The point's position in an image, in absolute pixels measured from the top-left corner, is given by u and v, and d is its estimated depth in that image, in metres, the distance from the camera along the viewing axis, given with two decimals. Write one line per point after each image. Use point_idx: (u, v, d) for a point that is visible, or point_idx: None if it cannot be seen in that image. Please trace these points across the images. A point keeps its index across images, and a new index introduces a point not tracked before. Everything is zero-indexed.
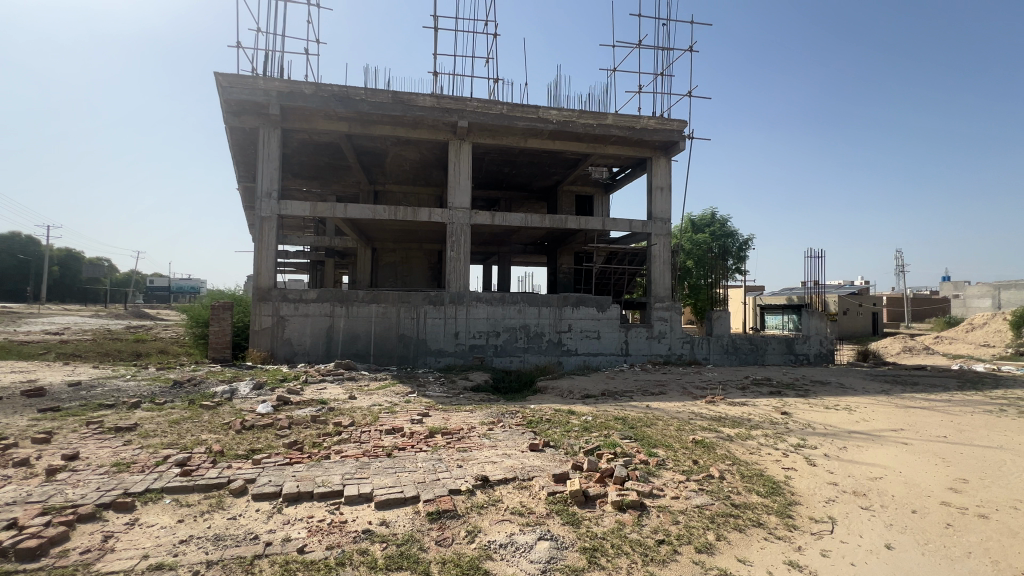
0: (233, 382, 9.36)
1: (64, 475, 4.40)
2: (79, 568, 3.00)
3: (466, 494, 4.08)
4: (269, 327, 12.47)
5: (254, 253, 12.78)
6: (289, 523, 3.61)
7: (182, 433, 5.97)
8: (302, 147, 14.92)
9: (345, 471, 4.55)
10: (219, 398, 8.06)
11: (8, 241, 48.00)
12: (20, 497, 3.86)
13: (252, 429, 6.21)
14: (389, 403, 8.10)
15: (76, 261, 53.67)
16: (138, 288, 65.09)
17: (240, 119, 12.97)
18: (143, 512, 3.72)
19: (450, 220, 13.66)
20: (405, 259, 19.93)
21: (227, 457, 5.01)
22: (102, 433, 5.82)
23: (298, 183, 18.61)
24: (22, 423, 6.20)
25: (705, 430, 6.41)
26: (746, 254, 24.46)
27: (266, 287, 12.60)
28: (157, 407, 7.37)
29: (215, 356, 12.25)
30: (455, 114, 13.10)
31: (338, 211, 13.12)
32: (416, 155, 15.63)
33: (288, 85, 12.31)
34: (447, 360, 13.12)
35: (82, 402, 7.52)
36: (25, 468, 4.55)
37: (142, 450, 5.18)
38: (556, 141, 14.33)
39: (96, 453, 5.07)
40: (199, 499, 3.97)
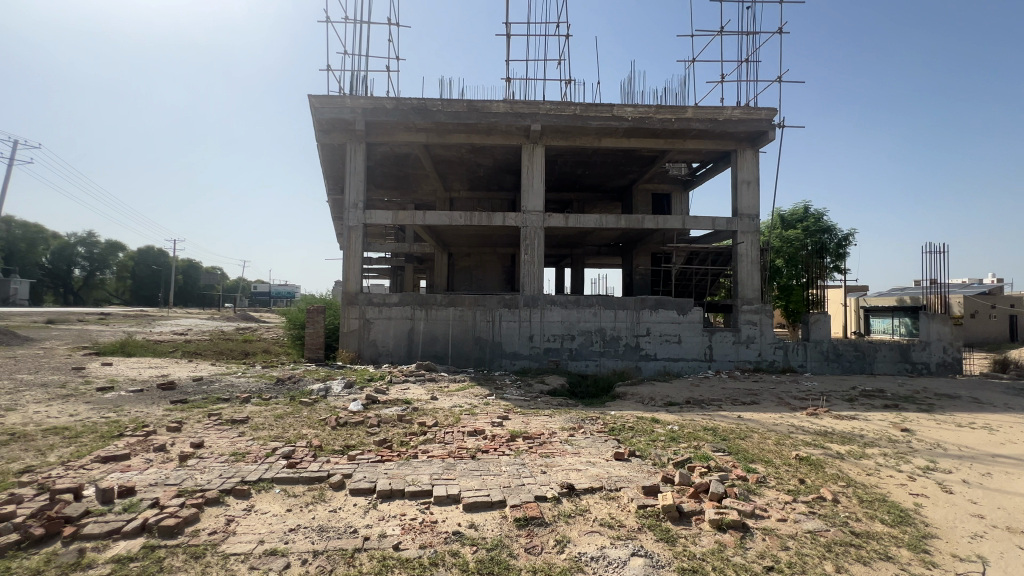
0: (327, 380, 10.07)
1: (193, 461, 4.94)
2: (208, 548, 3.32)
3: (553, 501, 4.02)
4: (356, 329, 13.27)
5: (342, 260, 13.65)
6: (383, 519, 3.76)
7: (285, 427, 6.50)
8: (384, 159, 15.79)
9: (433, 471, 4.67)
10: (316, 396, 8.68)
11: (143, 254, 55.83)
12: (160, 480, 4.38)
13: (346, 425, 6.64)
14: (469, 405, 8.24)
15: (195, 271, 61.21)
16: (244, 293, 72.89)
17: (329, 136, 13.93)
18: (258, 500, 4.07)
19: (524, 224, 13.70)
20: (479, 263, 20.35)
21: (326, 452, 5.36)
22: (221, 424, 6.50)
23: (380, 194, 19.71)
24: (159, 413, 7.11)
25: (810, 446, 5.81)
26: (846, 251, 22.16)
27: (354, 292, 13.40)
28: (264, 402, 8.09)
29: (311, 356, 13.25)
30: (528, 117, 13.16)
31: (418, 218, 13.70)
32: (489, 161, 15.91)
33: (371, 101, 13.00)
34: (522, 363, 13.17)
35: (204, 396, 8.46)
36: (162, 454, 5.18)
37: (254, 442, 5.70)
38: (631, 138, 13.90)
39: (217, 443, 5.64)
40: (304, 491, 4.27)
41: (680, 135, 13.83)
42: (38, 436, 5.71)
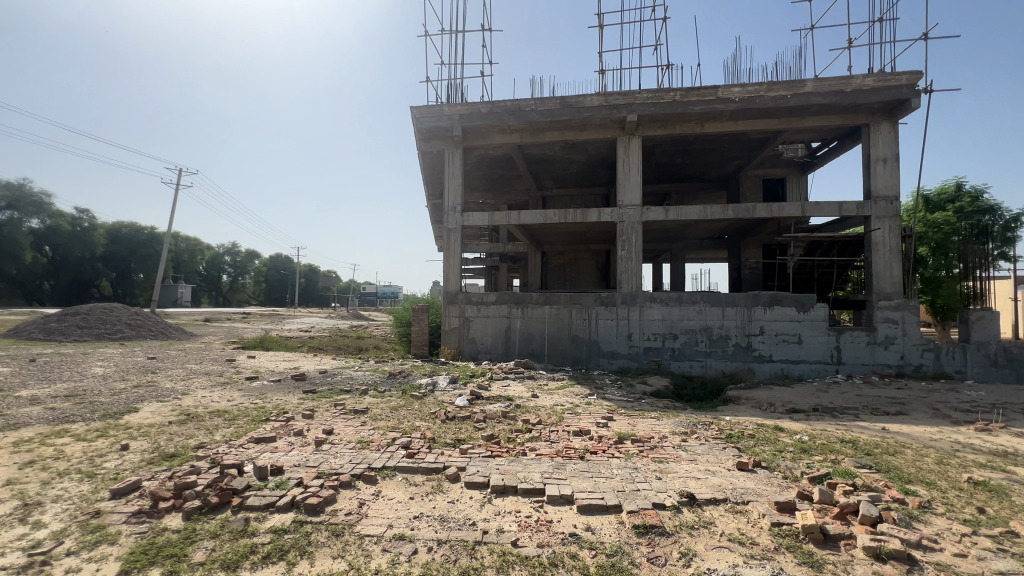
0: (434, 376, 10.62)
1: (327, 446, 5.47)
2: (346, 527, 3.63)
3: (672, 510, 3.80)
4: (457, 327, 13.83)
5: (443, 261, 14.30)
6: (500, 515, 3.82)
7: (401, 418, 6.96)
8: (480, 162, 16.30)
9: (544, 469, 4.67)
10: (424, 390, 9.18)
11: (275, 261, 63.73)
12: (302, 461, 4.91)
13: (454, 419, 6.92)
14: (570, 404, 8.16)
15: (315, 275, 68.51)
16: (355, 294, 80.00)
17: (429, 144, 14.67)
18: (384, 486, 4.38)
19: (620, 219, 13.26)
20: (573, 261, 20.16)
21: (439, 444, 5.63)
22: (346, 413, 7.14)
23: (476, 196, 20.37)
24: (295, 401, 8.02)
25: (985, 469, 4.86)
26: (1014, 235, 18.52)
27: (454, 291, 13.96)
28: (380, 395, 8.74)
29: (417, 352, 14.09)
30: (623, 108, 12.71)
31: (513, 218, 13.90)
32: (583, 157, 15.67)
33: (467, 107, 13.46)
34: (621, 363, 12.77)
35: (330, 387, 9.37)
36: (301, 438, 5.81)
37: (375, 431, 6.17)
38: (738, 121, 12.82)
39: (344, 431, 6.19)
40: (424, 480, 4.51)
41: (797, 112, 12.46)
42: (206, 417, 6.73)
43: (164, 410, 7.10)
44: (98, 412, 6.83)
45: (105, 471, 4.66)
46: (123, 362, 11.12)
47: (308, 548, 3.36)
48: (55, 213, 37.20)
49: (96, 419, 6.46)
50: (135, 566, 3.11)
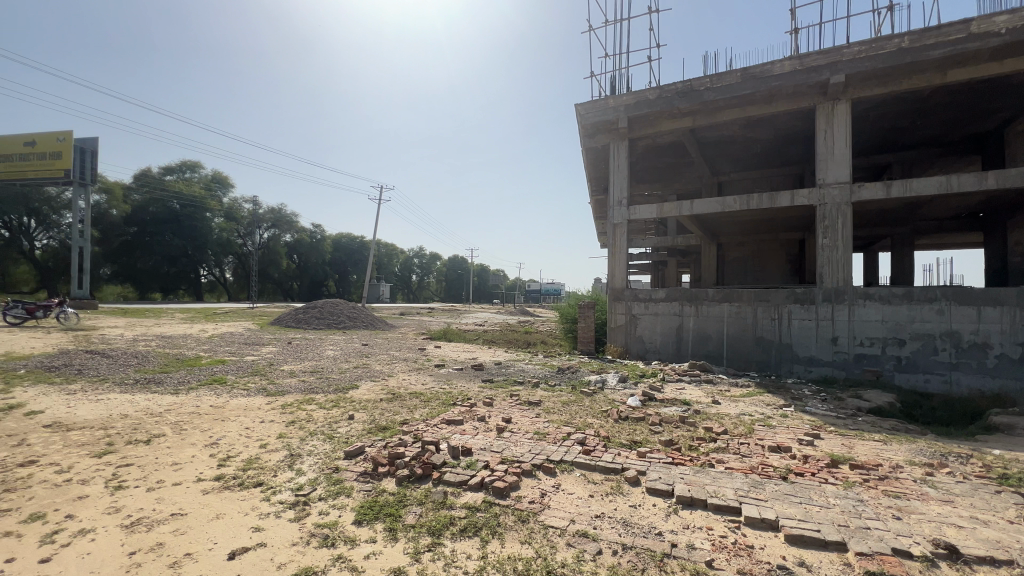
0: (602, 373, 10.49)
1: (507, 434, 5.80)
2: (530, 515, 3.77)
3: (924, 563, 2.99)
4: (623, 325, 13.44)
5: (608, 257, 14.02)
6: (689, 529, 3.52)
7: (573, 414, 7.01)
8: (646, 152, 15.55)
9: (738, 486, 4.16)
10: (594, 387, 9.12)
11: (453, 262, 70.86)
12: (486, 446, 5.28)
13: (627, 420, 6.68)
14: (762, 415, 7.17)
15: (487, 273, 74.27)
16: (521, 291, 84.23)
17: (594, 139, 14.54)
18: (563, 480, 4.43)
19: (820, 201, 11.23)
20: (755, 252, 17.86)
21: (615, 444, 5.48)
22: (521, 404, 7.50)
23: (642, 189, 19.53)
24: (477, 389, 8.74)
25: None
26: None
27: (619, 288, 13.58)
28: (551, 388, 8.97)
29: (584, 349, 14.12)
30: (825, 70, 10.73)
31: (684, 209, 12.90)
32: (769, 133, 13.73)
33: (634, 96, 12.96)
34: (822, 371, 10.80)
35: (505, 378, 9.99)
36: (484, 423, 6.28)
37: (550, 424, 6.32)
38: (1004, 60, 9.70)
39: (521, 421, 6.50)
40: (602, 480, 4.43)
41: None
42: (407, 397, 7.78)
43: (377, 388, 8.45)
44: (332, 386, 8.46)
45: (340, 435, 5.73)
46: (347, 346, 13.67)
47: (498, 528, 3.57)
48: (300, 230, 47.60)
49: (331, 392, 8.01)
50: (365, 517, 3.71)
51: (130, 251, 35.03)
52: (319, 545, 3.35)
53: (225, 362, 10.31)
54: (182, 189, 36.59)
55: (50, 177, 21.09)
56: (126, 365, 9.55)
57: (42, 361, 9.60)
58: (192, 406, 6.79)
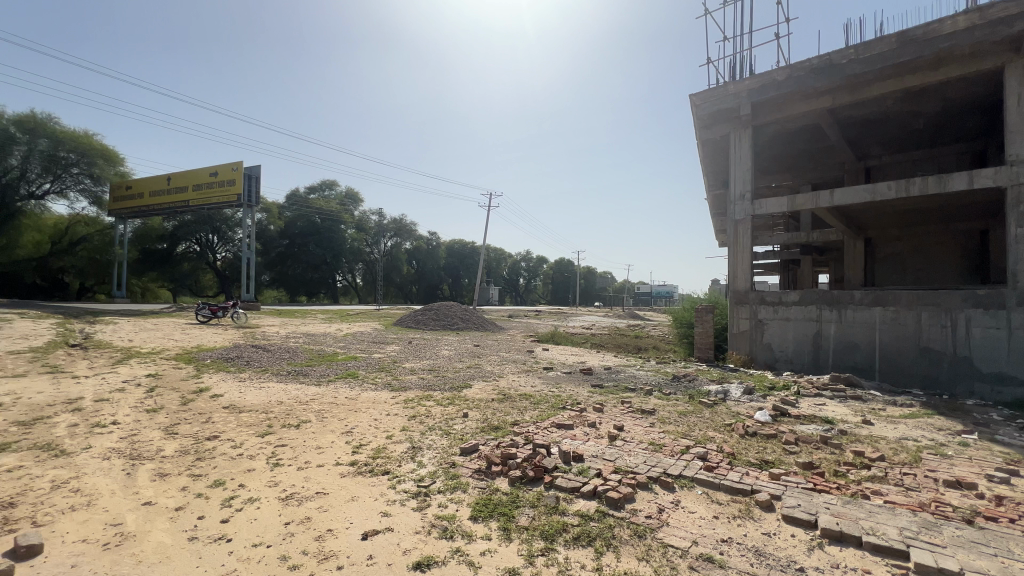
0: (723, 383, 9.65)
1: (619, 442, 5.59)
2: (647, 531, 3.56)
3: None
4: (747, 331, 12.24)
5: (729, 257, 12.87)
6: (839, 569, 3.05)
7: (691, 426, 6.53)
8: (774, 139, 14.03)
9: (904, 526, 3.50)
10: (714, 398, 8.41)
11: (559, 265, 70.81)
12: (598, 453, 5.15)
13: (755, 436, 6.04)
14: (932, 442, 5.98)
15: (594, 276, 73.09)
16: (630, 294, 81.32)
17: (711, 131, 13.50)
18: (683, 496, 4.13)
19: (1012, 181, 9.11)
20: (917, 247, 15.10)
21: (742, 462, 4.98)
22: (633, 412, 7.19)
23: (768, 180, 17.68)
24: (586, 393, 8.59)
25: None
26: None
27: (742, 290, 12.41)
28: (665, 397, 8.47)
29: (701, 356, 13.12)
30: (1018, 20, 8.71)
31: (823, 200, 11.36)
32: (936, 105, 11.51)
33: (759, 79, 11.77)
34: (1017, 392, 8.73)
35: (615, 383, 9.68)
36: (595, 430, 6.13)
37: (666, 435, 5.95)
38: None
39: (634, 429, 6.23)
40: (728, 501, 4.04)
41: None
42: (517, 399, 7.92)
43: (488, 389, 8.73)
44: (448, 384, 8.94)
45: (456, 432, 6.01)
46: (460, 347, 14.40)
47: (613, 541, 3.43)
48: (418, 238, 51.39)
49: (446, 390, 8.46)
50: (480, 514, 3.82)
51: (283, 261, 40.94)
52: (439, 536, 3.53)
53: (356, 359, 11.48)
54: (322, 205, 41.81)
55: (227, 201, 25.54)
56: (280, 358, 11.11)
57: (221, 353, 11.60)
58: (331, 397, 7.66)
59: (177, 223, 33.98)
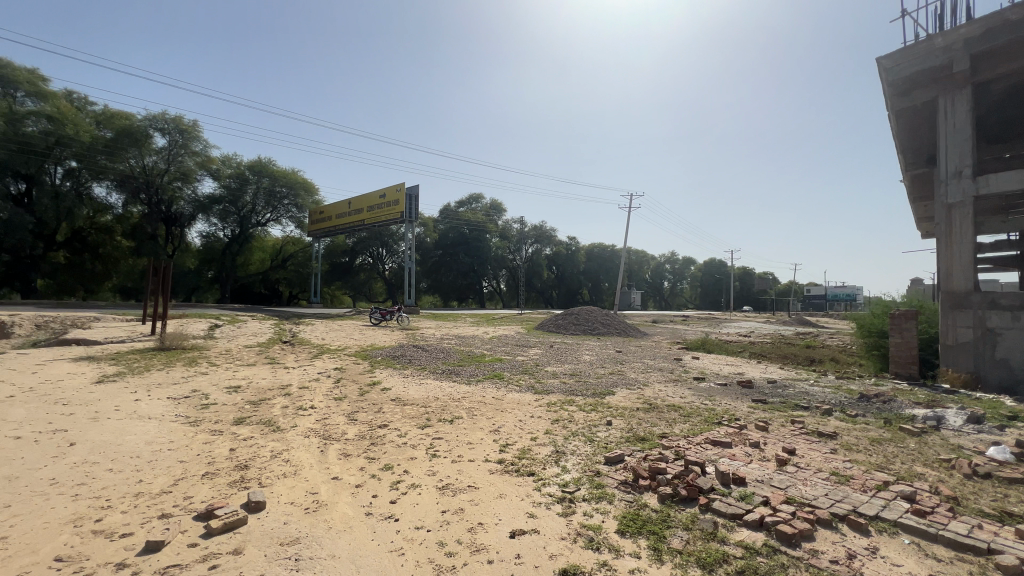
0: (935, 407, 7.74)
1: (791, 469, 4.84)
2: None
3: None
4: (970, 343, 9.66)
5: (939, 250, 10.32)
6: None
7: (890, 457, 5.35)
8: (1006, 97, 10.94)
9: None
10: (922, 425, 6.78)
11: (710, 266, 65.12)
12: (764, 478, 4.52)
13: (990, 478, 4.69)
14: None
15: (750, 277, 65.75)
16: (798, 297, 70.97)
17: (908, 97, 11.06)
18: (883, 544, 3.38)
19: None
20: None
21: (971, 511, 3.89)
22: (807, 434, 6.19)
23: (996, 151, 13.87)
24: (745, 409, 7.67)
25: None
26: None
27: (961, 292, 9.85)
28: (850, 419, 7.12)
29: (898, 372, 10.77)
30: None
31: None
32: None
33: (981, 23, 9.31)
34: None
35: (782, 399, 8.47)
36: (759, 451, 5.42)
37: (854, 465, 4.98)
38: None
39: (809, 455, 5.34)
40: (951, 559, 3.19)
41: None
42: (665, 410, 7.43)
43: (633, 397, 8.37)
44: (590, 390, 8.81)
45: (599, 439, 5.88)
46: (601, 352, 14.14)
47: None
48: (557, 243, 52.09)
49: (588, 396, 8.35)
50: (628, 529, 3.65)
51: (437, 269, 45.23)
52: (586, 545, 3.45)
53: (502, 361, 12.03)
54: (470, 217, 45.16)
55: (393, 218, 29.20)
56: (437, 358, 12.20)
57: (389, 352, 13.24)
58: (479, 396, 8.15)
59: (356, 239, 40.32)
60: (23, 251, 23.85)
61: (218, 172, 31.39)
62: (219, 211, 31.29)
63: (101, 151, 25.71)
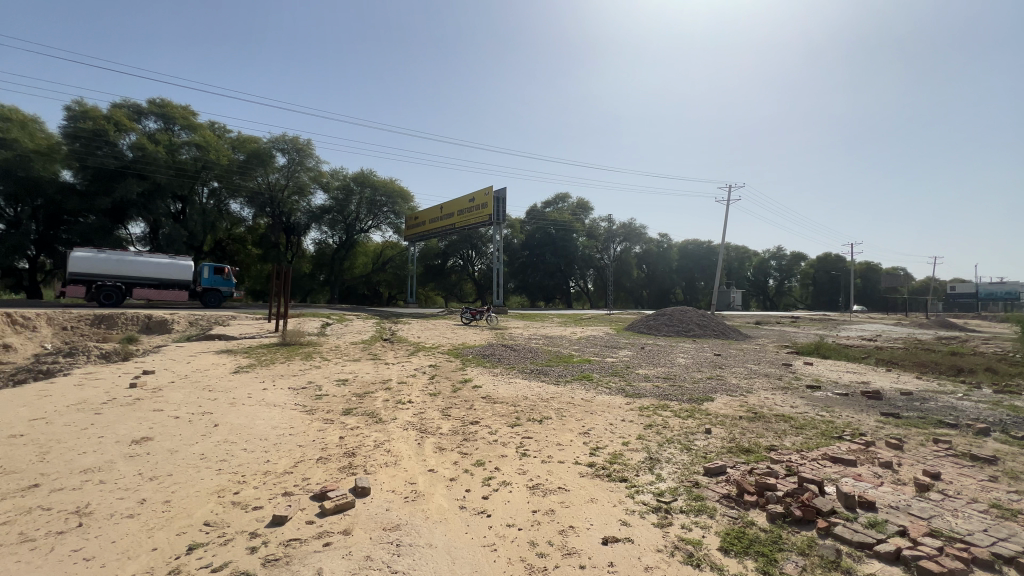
0: None
1: (935, 496, 4.14)
2: None
3: None
4: None
5: None
6: None
7: None
8: None
9: None
10: None
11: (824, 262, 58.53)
12: (899, 505, 3.92)
13: None
14: None
15: (875, 274, 58.09)
16: (938, 296, 61.24)
17: None
18: None
19: None
20: None
21: None
22: (956, 457, 5.26)
23: None
24: (872, 423, 6.74)
25: None
26: None
27: None
28: (1014, 441, 5.93)
29: None
30: None
31: None
32: None
33: None
34: None
35: (920, 414, 7.31)
36: (891, 473, 4.72)
37: (1021, 498, 4.13)
38: None
39: (958, 481, 4.54)
40: None
41: None
42: (773, 419, 6.77)
43: (734, 404, 7.75)
44: (686, 395, 8.33)
45: (697, 448, 5.52)
46: (698, 355, 13.33)
47: None
48: (647, 241, 50.16)
49: (684, 401, 7.90)
50: (732, 547, 3.36)
51: (525, 269, 45.83)
52: (684, 560, 3.25)
53: (590, 362, 11.83)
54: (557, 217, 45.14)
55: (482, 221, 30.07)
56: (525, 358, 12.31)
57: (479, 350, 13.64)
58: (568, 396, 8.08)
59: (447, 242, 42.01)
60: None
61: (327, 184, 34.69)
62: (329, 220, 34.58)
63: (236, 172, 29.65)
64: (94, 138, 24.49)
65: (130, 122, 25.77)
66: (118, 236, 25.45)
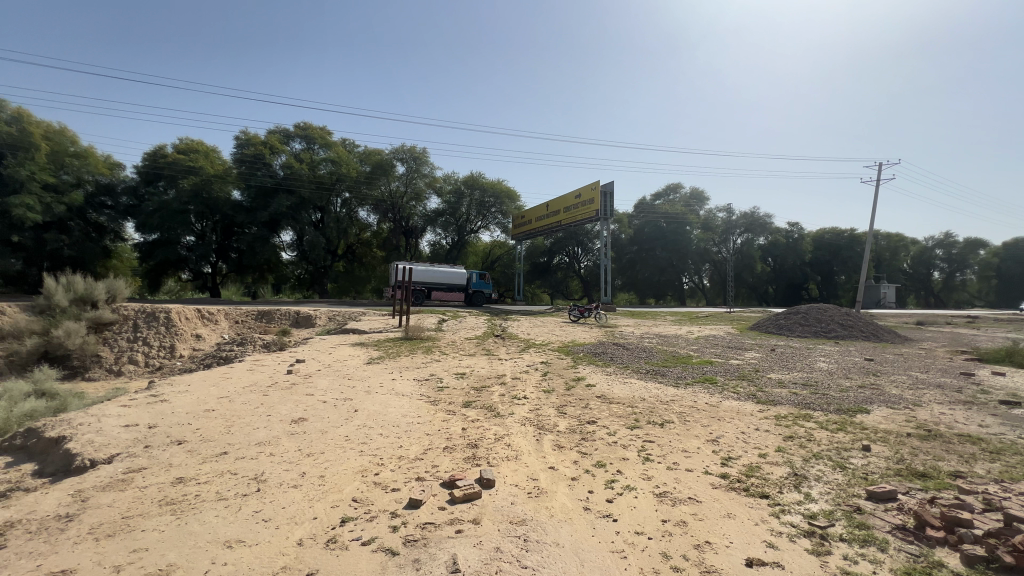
0: None
1: None
2: None
3: None
4: None
5: None
6: None
7: None
8: None
9: None
10: None
11: (1013, 249, 47.88)
12: None
13: None
14: None
15: None
16: None
17: None
18: None
19: None
20: None
21: None
22: None
23: None
24: None
25: None
26: None
27: None
28: None
29: None
30: None
31: None
32: None
33: None
34: None
35: None
36: None
37: None
38: None
39: None
40: None
41: None
42: (955, 440, 5.61)
43: (898, 418, 6.59)
44: (832, 405, 7.30)
45: (854, 467, 4.78)
46: (843, 359, 11.70)
47: None
48: (774, 231, 45.47)
49: (831, 412, 6.93)
50: None
51: (633, 265, 44.35)
52: None
53: (712, 363, 11.00)
54: (668, 209, 42.87)
55: (590, 216, 29.59)
56: (639, 357, 11.85)
57: (591, 348, 13.46)
58: (690, 400, 7.57)
59: (553, 239, 42.28)
60: (318, 262, 31.87)
61: (441, 189, 36.94)
62: (442, 222, 36.78)
63: (363, 182, 32.78)
64: (255, 161, 29.29)
65: (281, 145, 30.22)
66: (272, 243, 29.60)
